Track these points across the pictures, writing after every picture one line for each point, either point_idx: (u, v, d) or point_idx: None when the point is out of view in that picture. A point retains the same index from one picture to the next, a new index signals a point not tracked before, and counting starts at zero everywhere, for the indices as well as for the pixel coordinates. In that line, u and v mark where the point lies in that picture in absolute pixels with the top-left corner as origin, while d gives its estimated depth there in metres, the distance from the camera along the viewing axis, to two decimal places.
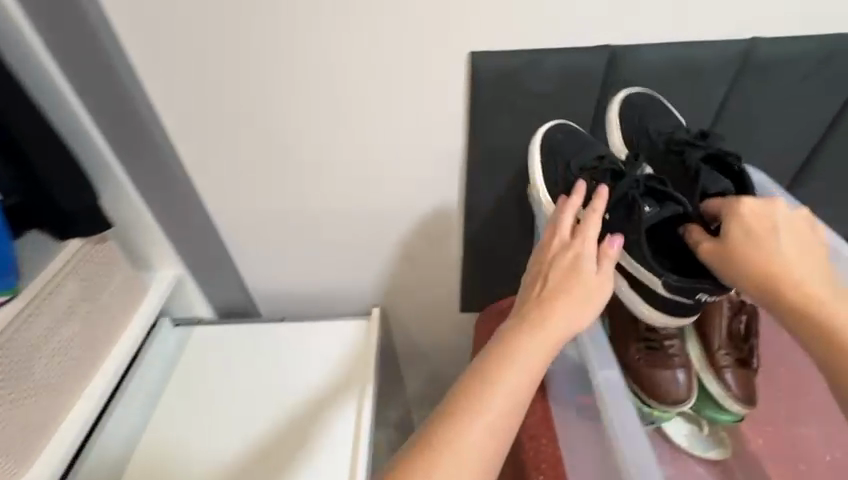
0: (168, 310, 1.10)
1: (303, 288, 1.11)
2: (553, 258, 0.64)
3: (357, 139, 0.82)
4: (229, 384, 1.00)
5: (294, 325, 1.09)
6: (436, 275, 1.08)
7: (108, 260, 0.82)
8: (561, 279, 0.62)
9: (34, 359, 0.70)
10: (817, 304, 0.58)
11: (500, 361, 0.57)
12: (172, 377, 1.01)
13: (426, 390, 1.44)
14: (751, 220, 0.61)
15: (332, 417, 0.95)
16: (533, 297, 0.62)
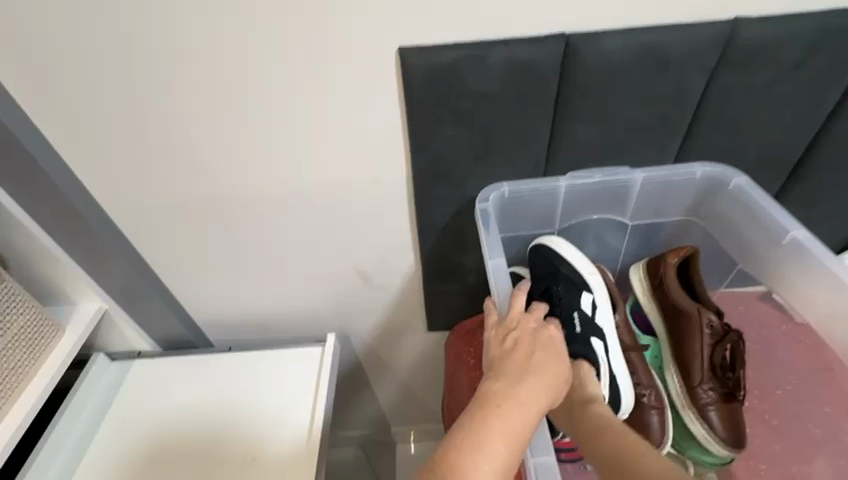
0: (103, 345, 0.99)
1: (251, 313, 1.01)
2: (533, 329, 0.62)
3: (283, 151, 0.72)
4: (166, 426, 0.89)
5: (244, 354, 0.98)
6: (396, 294, 0.98)
7: (3, 302, 0.71)
8: (543, 348, 0.59)
9: None
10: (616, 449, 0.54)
11: (494, 413, 0.51)
12: (103, 424, 0.90)
13: (401, 409, 1.35)
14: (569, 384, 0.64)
15: (279, 461, 0.84)
16: (518, 358, 0.58)
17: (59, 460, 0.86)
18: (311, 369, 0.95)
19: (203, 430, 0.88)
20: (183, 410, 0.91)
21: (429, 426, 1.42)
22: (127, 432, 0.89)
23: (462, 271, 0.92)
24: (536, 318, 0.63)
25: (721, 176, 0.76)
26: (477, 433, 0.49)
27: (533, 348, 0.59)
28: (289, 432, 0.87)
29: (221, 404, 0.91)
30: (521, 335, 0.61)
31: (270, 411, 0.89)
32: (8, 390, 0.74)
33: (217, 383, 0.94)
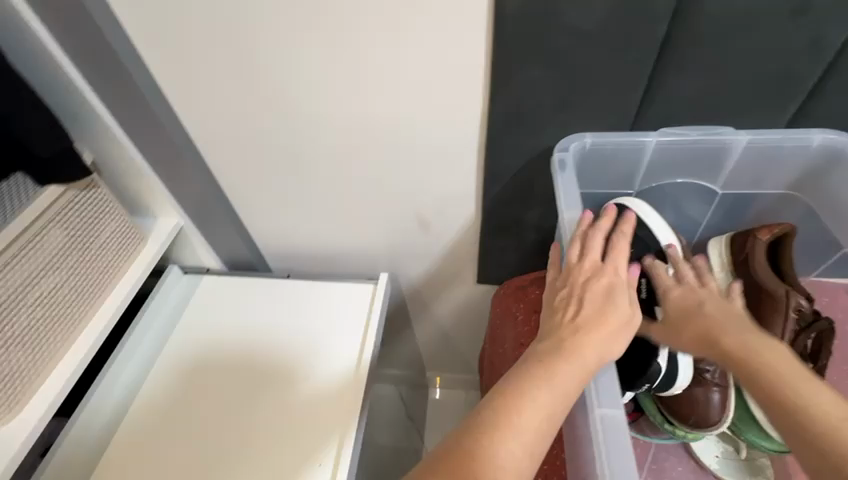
0: (176, 259, 1.07)
1: (309, 245, 1.05)
2: (585, 279, 0.62)
3: (358, 82, 0.70)
4: (227, 337, 0.97)
5: (301, 284, 1.03)
6: (450, 243, 0.98)
7: (99, 204, 0.75)
8: (594, 300, 0.60)
9: (15, 312, 0.64)
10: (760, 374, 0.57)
11: (541, 376, 0.54)
12: (175, 330, 0.98)
13: (437, 355, 1.39)
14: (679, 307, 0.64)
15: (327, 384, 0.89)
16: (569, 313, 0.60)
17: (138, 355, 0.94)
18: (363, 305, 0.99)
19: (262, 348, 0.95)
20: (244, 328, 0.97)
21: (461, 373, 1.47)
22: (195, 338, 0.97)
23: (522, 226, 0.89)
24: (588, 267, 0.62)
25: (839, 148, 0.67)
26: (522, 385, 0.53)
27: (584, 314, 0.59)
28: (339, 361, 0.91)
29: (278, 327, 0.97)
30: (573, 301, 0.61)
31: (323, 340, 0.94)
32: (53, 353, 0.70)
33: (275, 307, 1.00)
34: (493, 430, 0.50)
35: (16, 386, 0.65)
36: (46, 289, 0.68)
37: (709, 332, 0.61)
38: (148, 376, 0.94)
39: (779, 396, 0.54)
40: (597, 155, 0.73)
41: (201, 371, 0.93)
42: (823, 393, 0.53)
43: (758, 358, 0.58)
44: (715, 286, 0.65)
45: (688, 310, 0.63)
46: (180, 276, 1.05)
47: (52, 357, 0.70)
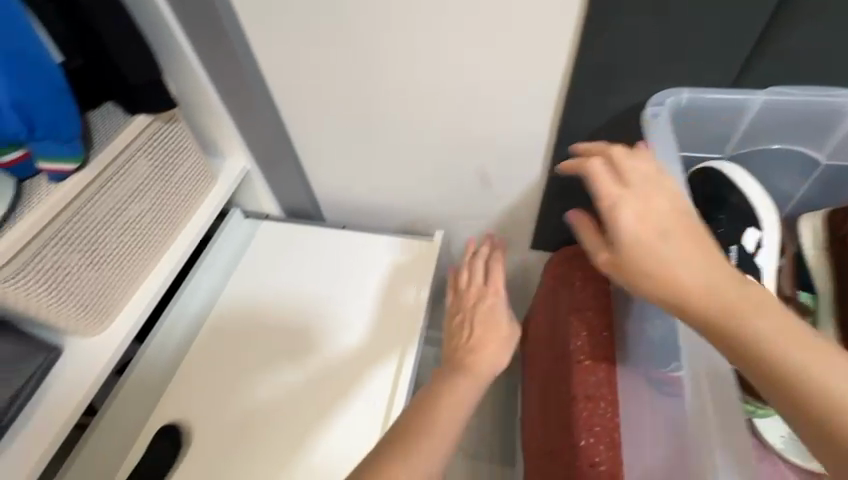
0: (238, 203, 1.10)
1: (365, 200, 1.06)
2: (473, 305, 0.87)
3: (441, 24, 0.67)
4: (285, 277, 0.99)
5: (356, 237, 1.04)
6: (510, 204, 0.96)
7: (180, 140, 0.78)
8: (479, 320, 0.84)
9: (106, 233, 0.67)
10: (733, 321, 0.47)
11: (453, 375, 0.78)
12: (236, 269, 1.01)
13: (477, 322, 1.40)
14: (630, 225, 0.54)
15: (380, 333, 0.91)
16: (462, 340, 0.83)
17: (203, 287, 0.96)
18: (417, 260, 1.00)
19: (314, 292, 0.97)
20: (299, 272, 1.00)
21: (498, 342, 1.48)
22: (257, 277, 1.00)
23: (591, 189, 0.86)
24: (474, 293, 0.88)
25: None
26: (445, 391, 0.74)
27: (480, 338, 0.82)
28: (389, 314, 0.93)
29: (331, 277, 0.99)
30: (459, 342, 0.83)
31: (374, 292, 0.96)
32: (136, 277, 0.74)
33: (329, 257, 1.02)
34: (437, 402, 0.72)
35: (109, 301, 0.69)
36: (132, 216, 0.71)
37: (677, 274, 0.51)
38: (212, 310, 0.97)
39: (780, 380, 0.44)
40: (692, 111, 0.68)
41: (262, 309, 0.96)
42: (775, 325, 0.46)
43: (742, 328, 0.47)
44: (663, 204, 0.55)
45: (631, 244, 0.54)
46: (242, 220, 1.08)
47: (136, 278, 0.74)
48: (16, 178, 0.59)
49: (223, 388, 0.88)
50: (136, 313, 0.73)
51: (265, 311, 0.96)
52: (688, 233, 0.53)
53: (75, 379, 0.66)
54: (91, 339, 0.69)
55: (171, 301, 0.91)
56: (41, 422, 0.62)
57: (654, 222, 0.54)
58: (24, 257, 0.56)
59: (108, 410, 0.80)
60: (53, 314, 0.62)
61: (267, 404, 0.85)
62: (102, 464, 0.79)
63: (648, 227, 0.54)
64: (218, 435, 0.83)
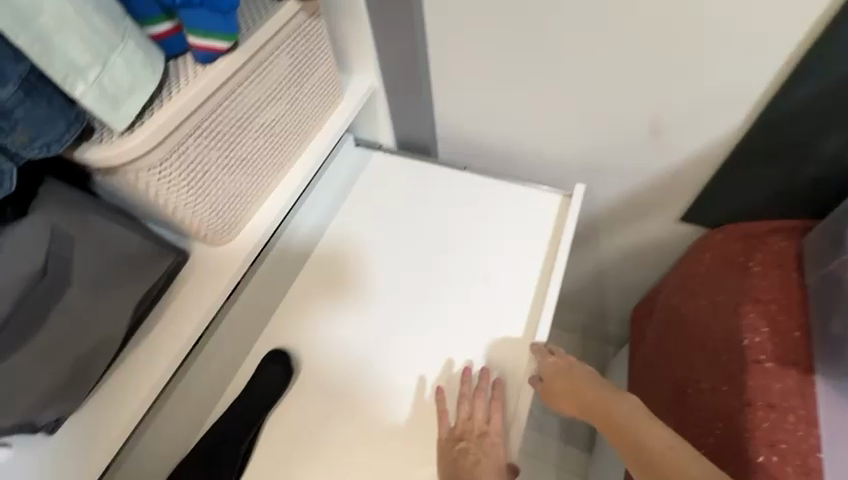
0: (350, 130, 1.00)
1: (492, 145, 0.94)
2: (478, 436, 0.69)
3: None
4: (398, 217, 0.89)
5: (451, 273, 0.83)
6: (677, 162, 0.81)
7: (318, 38, 0.68)
8: (487, 455, 0.69)
9: (243, 133, 0.60)
10: (632, 437, 0.64)
11: None
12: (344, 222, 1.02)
13: (576, 294, 1.29)
14: (554, 381, 0.72)
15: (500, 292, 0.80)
16: (467, 461, 0.67)
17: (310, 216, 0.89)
18: (550, 217, 0.86)
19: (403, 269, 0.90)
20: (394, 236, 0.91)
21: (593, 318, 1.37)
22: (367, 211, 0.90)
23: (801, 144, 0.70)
24: (477, 430, 0.70)
25: None
26: None
27: (477, 456, 0.68)
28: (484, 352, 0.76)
29: (415, 299, 0.81)
30: (469, 445, 0.68)
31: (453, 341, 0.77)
32: (266, 187, 0.68)
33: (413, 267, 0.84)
34: None
35: (237, 209, 0.63)
36: (269, 116, 0.63)
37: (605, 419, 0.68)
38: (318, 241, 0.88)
39: None
40: None
41: (372, 246, 0.86)
42: (656, 436, 0.63)
43: (652, 444, 0.62)
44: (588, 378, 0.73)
45: (556, 380, 0.72)
46: (352, 148, 0.98)
47: (264, 189, 0.67)
48: (166, 56, 0.52)
49: (324, 328, 0.80)
50: (263, 229, 0.66)
51: (375, 250, 0.86)
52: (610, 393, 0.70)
53: (205, 285, 0.60)
54: (220, 248, 0.64)
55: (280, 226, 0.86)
56: (172, 326, 0.57)
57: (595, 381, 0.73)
58: (168, 143, 0.50)
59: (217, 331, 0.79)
60: (185, 213, 0.57)
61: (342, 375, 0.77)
62: (207, 382, 0.77)
63: (591, 392, 0.71)
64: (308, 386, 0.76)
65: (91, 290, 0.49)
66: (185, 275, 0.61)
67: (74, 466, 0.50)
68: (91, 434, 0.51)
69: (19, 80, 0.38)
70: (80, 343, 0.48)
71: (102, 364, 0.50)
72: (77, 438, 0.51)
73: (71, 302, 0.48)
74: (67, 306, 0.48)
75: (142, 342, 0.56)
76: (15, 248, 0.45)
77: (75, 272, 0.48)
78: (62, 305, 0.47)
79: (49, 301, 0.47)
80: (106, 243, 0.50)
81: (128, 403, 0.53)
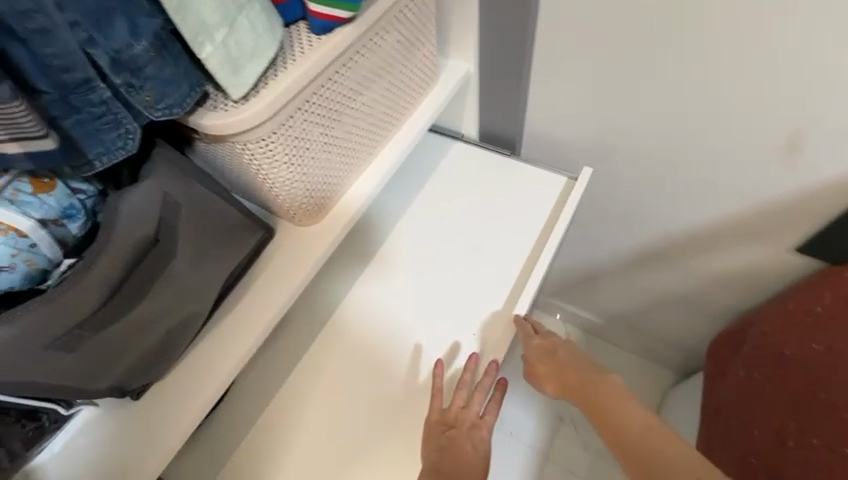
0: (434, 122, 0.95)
1: (592, 147, 0.89)
2: (468, 427, 0.65)
3: None
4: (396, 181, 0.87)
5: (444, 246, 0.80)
6: (805, 181, 0.75)
7: (425, 16, 0.65)
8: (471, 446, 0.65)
9: (345, 110, 0.57)
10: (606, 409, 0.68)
11: None
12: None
13: (647, 314, 1.22)
14: (535, 355, 0.74)
15: (485, 265, 0.77)
16: (450, 450, 0.63)
17: None
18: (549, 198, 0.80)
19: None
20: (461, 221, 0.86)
21: (658, 342, 1.29)
22: None
23: None
24: (469, 420, 0.66)
25: None
26: None
27: (462, 447, 0.64)
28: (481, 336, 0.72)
29: (405, 264, 0.79)
30: (458, 433, 0.64)
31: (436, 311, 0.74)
32: (356, 168, 0.64)
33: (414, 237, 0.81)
34: None
35: (329, 189, 0.60)
36: (370, 95, 0.60)
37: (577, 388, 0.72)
38: None
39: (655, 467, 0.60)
40: None
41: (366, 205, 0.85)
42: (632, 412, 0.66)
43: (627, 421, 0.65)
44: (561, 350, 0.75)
45: (536, 355, 0.75)
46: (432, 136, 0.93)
47: (355, 170, 0.64)
48: (284, 21, 0.50)
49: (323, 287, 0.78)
50: (351, 212, 0.63)
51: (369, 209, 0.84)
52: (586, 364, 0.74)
53: (291, 265, 0.58)
54: (306, 229, 0.61)
55: None
56: (254, 304, 0.56)
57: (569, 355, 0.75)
58: (280, 115, 0.48)
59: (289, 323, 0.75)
60: (281, 189, 0.55)
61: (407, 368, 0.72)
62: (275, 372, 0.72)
63: (565, 364, 0.74)
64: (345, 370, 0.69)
65: (191, 259, 0.48)
66: (271, 252, 0.60)
67: (162, 430, 0.49)
68: (177, 401, 0.51)
69: (152, 36, 0.37)
70: (176, 312, 0.47)
71: (190, 334, 0.49)
72: (164, 401, 0.51)
73: (173, 272, 0.46)
74: (169, 277, 0.46)
75: (226, 314, 0.55)
76: (125, 216, 0.43)
77: (178, 242, 0.47)
78: (166, 276, 0.46)
79: (153, 270, 0.45)
80: (205, 214, 0.49)
81: (212, 375, 0.52)
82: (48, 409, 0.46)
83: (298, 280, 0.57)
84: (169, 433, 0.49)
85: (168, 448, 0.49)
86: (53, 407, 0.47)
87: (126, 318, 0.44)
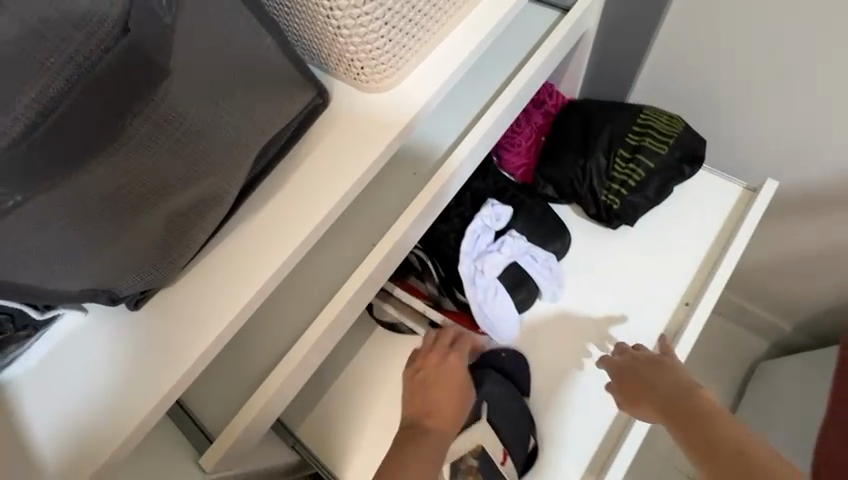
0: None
1: (792, 26, 0.60)
2: (422, 369, 0.61)
3: None
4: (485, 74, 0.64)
5: (545, 188, 0.72)
6: None
7: None
8: (433, 383, 0.59)
9: None
10: (712, 433, 0.42)
11: (411, 432, 0.55)
12: (689, 218, 0.69)
13: (753, 280, 0.94)
14: (626, 390, 0.53)
15: (420, 168, 0.58)
16: (416, 381, 0.60)
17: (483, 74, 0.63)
18: (530, 79, 0.61)
19: (620, 223, 0.69)
20: (592, 155, 0.69)
21: (766, 311, 0.99)
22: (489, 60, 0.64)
23: None
24: (418, 376, 0.60)
25: None
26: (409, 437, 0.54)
27: (426, 385, 0.59)
28: (445, 167, 0.55)
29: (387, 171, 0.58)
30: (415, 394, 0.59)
31: (536, 276, 0.66)
32: (450, 14, 0.43)
33: (501, 166, 0.76)
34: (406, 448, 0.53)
35: (417, 26, 0.40)
36: None
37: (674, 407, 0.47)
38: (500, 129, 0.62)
39: None
40: None
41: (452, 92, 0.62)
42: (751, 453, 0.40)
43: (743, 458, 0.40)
44: (657, 386, 0.50)
45: (629, 398, 0.53)
46: (544, 18, 0.68)
47: (453, 11, 0.43)
48: None
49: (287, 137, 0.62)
50: (445, 73, 0.43)
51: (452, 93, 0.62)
52: (696, 407, 0.46)
53: (354, 142, 0.41)
54: (371, 102, 0.42)
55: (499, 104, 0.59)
56: (286, 215, 0.39)
57: (673, 391, 0.49)
58: None
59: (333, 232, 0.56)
60: (353, 6, 0.35)
61: (448, 304, 0.69)
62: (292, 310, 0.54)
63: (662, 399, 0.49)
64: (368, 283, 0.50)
65: (205, 99, 0.29)
66: (323, 125, 0.41)
67: (186, 340, 0.36)
68: (195, 311, 0.37)
69: None
70: (187, 180, 0.31)
71: (212, 213, 0.34)
72: (179, 313, 0.37)
73: (161, 105, 0.27)
74: (154, 114, 0.27)
75: (261, 210, 0.39)
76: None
77: (174, 57, 0.27)
78: (147, 111, 0.27)
79: (116, 100, 0.25)
80: (231, 35, 0.30)
81: (250, 283, 0.37)
82: (14, 310, 0.33)
83: (337, 193, 0.39)
84: (179, 359, 0.35)
85: (194, 361, 0.35)
86: (22, 309, 0.33)
87: (79, 169, 0.26)
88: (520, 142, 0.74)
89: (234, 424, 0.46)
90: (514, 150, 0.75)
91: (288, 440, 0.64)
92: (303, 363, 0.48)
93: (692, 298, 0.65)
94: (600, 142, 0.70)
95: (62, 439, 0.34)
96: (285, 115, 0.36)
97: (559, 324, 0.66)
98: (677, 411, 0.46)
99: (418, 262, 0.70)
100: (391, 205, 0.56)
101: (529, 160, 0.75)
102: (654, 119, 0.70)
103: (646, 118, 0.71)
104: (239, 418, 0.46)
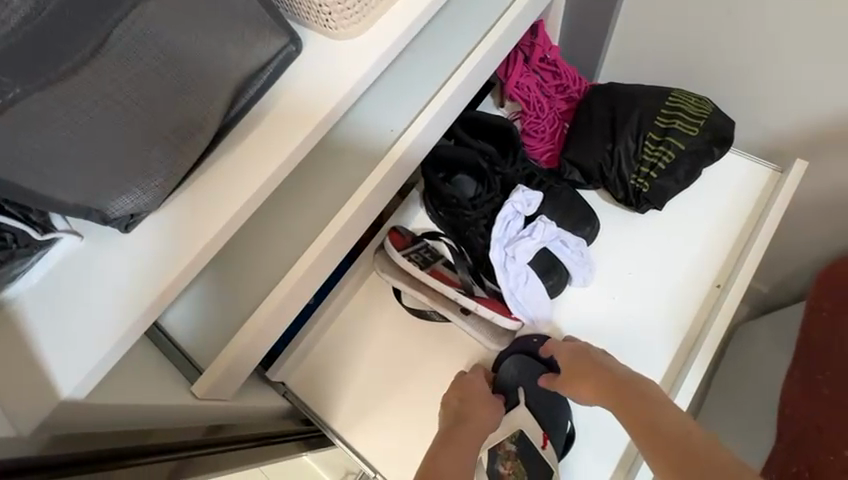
0: None
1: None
2: (462, 386, 0.65)
3: None
4: (455, 32, 0.65)
5: (571, 173, 0.79)
6: None
7: None
8: (471, 398, 0.64)
9: None
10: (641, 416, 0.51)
11: (448, 434, 0.59)
12: (714, 203, 0.77)
13: None
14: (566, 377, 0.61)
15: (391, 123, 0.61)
16: (455, 395, 0.65)
17: (454, 32, 0.65)
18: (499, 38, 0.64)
19: (647, 207, 0.76)
20: (621, 139, 0.76)
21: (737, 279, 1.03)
22: (458, 19, 0.66)
23: None
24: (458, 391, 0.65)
25: None
26: (448, 438, 0.58)
27: (466, 397, 0.64)
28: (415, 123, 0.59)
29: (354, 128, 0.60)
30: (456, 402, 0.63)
31: (566, 261, 0.72)
32: None
33: (528, 152, 0.84)
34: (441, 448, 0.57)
35: None
36: None
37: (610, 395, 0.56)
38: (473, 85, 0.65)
39: None
40: None
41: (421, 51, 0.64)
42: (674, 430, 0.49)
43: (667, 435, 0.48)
44: (592, 372, 0.59)
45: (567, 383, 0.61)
46: None
47: None
48: None
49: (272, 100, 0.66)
50: (412, 16, 0.47)
51: (421, 52, 0.64)
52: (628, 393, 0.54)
53: (325, 82, 0.44)
54: (339, 48, 0.46)
55: (468, 61, 0.62)
56: (260, 150, 0.42)
57: (606, 378, 0.57)
58: None
59: (297, 177, 0.58)
60: None
61: (479, 291, 0.71)
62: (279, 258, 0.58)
63: (597, 386, 0.58)
64: (346, 228, 0.54)
65: (178, 21, 0.33)
66: (296, 69, 0.45)
67: (170, 251, 0.40)
68: (177, 234, 0.40)
69: None
70: (165, 102, 0.35)
71: (190, 135, 0.37)
72: (163, 236, 0.40)
73: (138, 19, 0.31)
74: (133, 26, 0.31)
75: (238, 146, 0.43)
76: None
77: None
78: (126, 22, 0.30)
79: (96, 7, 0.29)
80: None
81: (228, 209, 0.41)
82: (16, 229, 0.37)
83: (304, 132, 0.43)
84: (164, 274, 0.39)
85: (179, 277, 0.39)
86: (23, 230, 0.37)
87: (67, 76, 0.29)
88: (544, 129, 0.83)
89: (225, 352, 0.49)
90: (539, 137, 0.83)
91: (279, 389, 0.68)
92: (289, 301, 0.52)
93: (721, 279, 0.73)
94: (629, 127, 0.76)
95: (55, 346, 0.37)
96: (253, 51, 0.39)
97: (594, 304, 0.73)
98: (613, 397, 0.55)
99: (449, 250, 0.74)
100: (366, 157, 0.59)
101: (553, 145, 0.84)
102: (683, 101, 0.77)
103: (675, 100, 0.78)
104: (229, 347, 0.49)
